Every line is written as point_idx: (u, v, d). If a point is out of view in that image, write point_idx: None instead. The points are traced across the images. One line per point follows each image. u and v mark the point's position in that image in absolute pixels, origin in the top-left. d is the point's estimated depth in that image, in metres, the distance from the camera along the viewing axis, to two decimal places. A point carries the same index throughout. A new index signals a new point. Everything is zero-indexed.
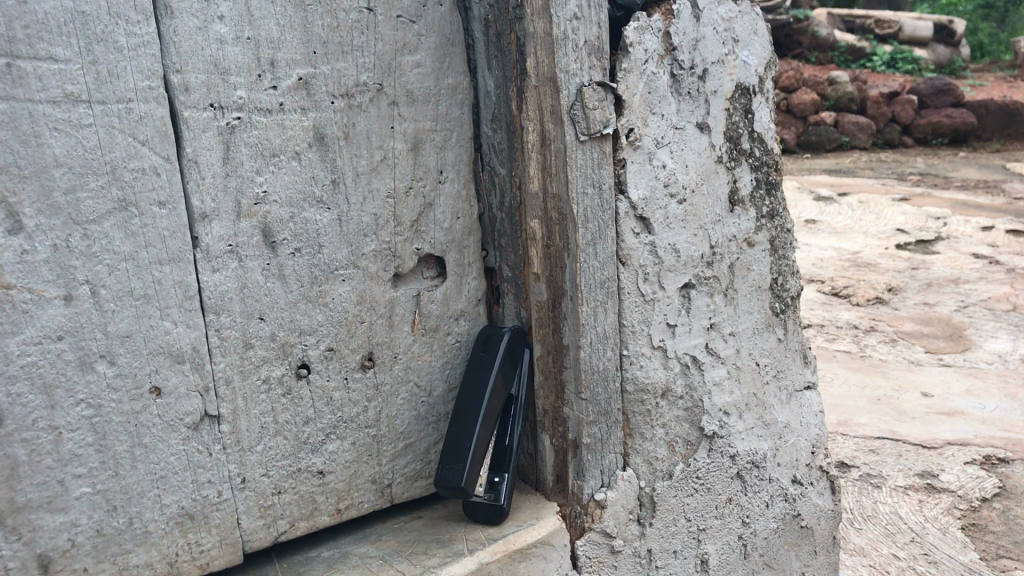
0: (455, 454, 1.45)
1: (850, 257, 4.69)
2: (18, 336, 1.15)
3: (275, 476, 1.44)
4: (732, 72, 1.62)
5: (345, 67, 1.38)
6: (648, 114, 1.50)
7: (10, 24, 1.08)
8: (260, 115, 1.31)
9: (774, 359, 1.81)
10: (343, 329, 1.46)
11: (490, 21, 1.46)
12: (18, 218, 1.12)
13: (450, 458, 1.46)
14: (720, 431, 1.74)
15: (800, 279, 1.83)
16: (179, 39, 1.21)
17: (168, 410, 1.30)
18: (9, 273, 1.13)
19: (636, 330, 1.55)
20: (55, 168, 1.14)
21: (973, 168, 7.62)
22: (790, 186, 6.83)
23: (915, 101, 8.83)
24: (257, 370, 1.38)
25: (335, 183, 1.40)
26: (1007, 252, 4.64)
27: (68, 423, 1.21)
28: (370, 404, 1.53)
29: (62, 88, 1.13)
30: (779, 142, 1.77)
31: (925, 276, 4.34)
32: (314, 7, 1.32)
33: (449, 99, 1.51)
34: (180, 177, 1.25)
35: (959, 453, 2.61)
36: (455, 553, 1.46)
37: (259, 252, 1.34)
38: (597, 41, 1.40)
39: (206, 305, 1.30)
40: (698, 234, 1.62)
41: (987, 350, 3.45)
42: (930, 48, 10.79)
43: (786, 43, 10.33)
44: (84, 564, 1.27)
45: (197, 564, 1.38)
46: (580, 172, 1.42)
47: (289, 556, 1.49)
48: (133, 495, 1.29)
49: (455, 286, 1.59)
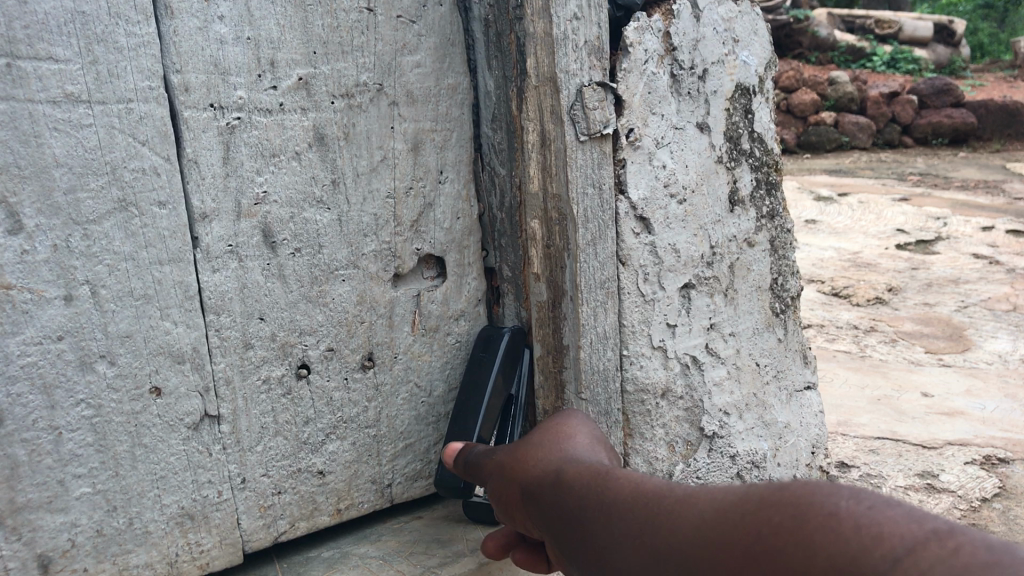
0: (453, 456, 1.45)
1: (850, 258, 4.68)
2: (19, 336, 1.15)
3: (275, 476, 1.44)
4: (732, 72, 1.63)
5: (345, 67, 1.38)
6: (649, 114, 1.50)
7: (10, 24, 1.08)
8: (260, 115, 1.31)
9: (774, 360, 1.81)
10: (343, 329, 1.46)
11: (490, 21, 1.46)
12: (18, 218, 1.12)
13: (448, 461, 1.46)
14: (720, 431, 1.74)
15: (800, 279, 1.83)
16: (179, 39, 1.21)
17: (168, 410, 1.30)
18: (9, 273, 1.13)
19: (636, 330, 1.55)
20: (55, 168, 1.14)
21: (972, 168, 7.62)
22: (790, 186, 6.81)
23: (915, 101, 8.82)
24: (257, 370, 1.38)
25: (335, 183, 1.40)
26: (1007, 252, 4.63)
27: (68, 423, 1.21)
28: (371, 404, 1.53)
29: (62, 88, 1.13)
30: (779, 142, 1.77)
31: (925, 276, 4.33)
32: (314, 8, 1.32)
33: (449, 99, 1.51)
34: (180, 177, 1.25)
35: (959, 453, 2.60)
36: (455, 553, 1.48)
37: (260, 252, 1.34)
38: (597, 41, 1.39)
39: (206, 306, 1.30)
40: (698, 234, 1.62)
41: (987, 351, 3.45)
42: (930, 48, 10.80)
43: (786, 43, 10.33)
44: (84, 564, 1.27)
45: (197, 564, 1.38)
46: (580, 172, 1.42)
47: (289, 555, 1.49)
48: (133, 495, 1.29)
49: (455, 286, 1.59)
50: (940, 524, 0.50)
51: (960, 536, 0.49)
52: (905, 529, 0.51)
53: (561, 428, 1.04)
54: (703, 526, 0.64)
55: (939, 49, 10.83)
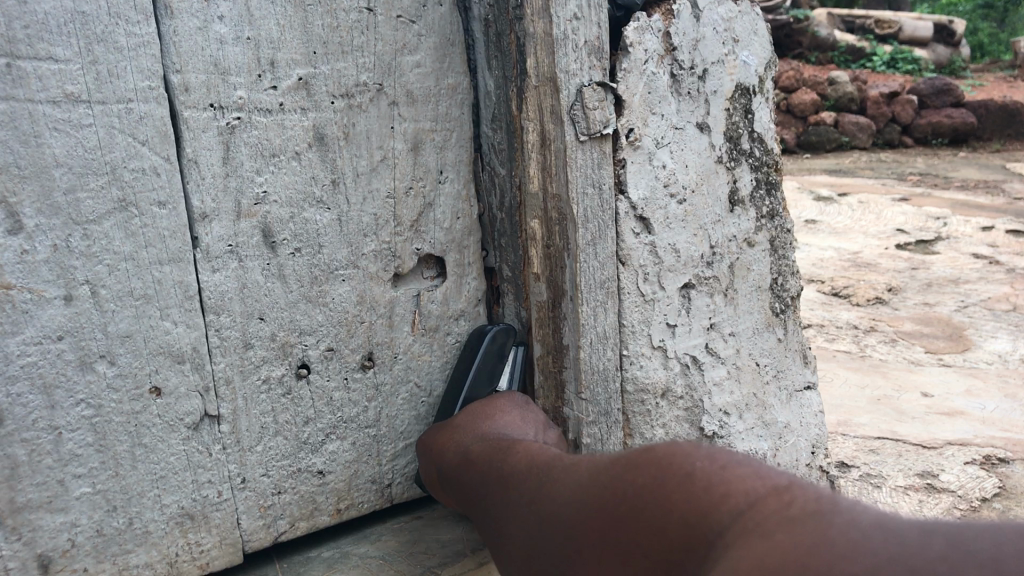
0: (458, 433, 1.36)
1: (850, 257, 4.68)
2: (18, 336, 1.15)
3: (275, 476, 1.44)
4: (732, 72, 1.63)
5: (345, 67, 1.38)
6: (649, 114, 1.50)
7: (10, 24, 1.08)
8: (260, 115, 1.31)
9: (774, 360, 1.81)
10: (342, 329, 1.46)
11: (490, 20, 1.46)
12: (18, 218, 1.12)
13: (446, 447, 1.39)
14: (720, 431, 1.74)
15: (800, 279, 1.83)
16: (179, 39, 1.21)
17: (168, 410, 1.30)
18: (9, 273, 1.13)
19: (636, 330, 1.55)
20: (55, 167, 1.14)
21: (972, 168, 7.61)
22: (790, 186, 6.80)
23: (915, 101, 8.82)
24: (257, 370, 1.38)
25: (335, 183, 1.40)
26: (1008, 252, 4.63)
27: (68, 423, 1.21)
28: (370, 404, 1.53)
29: (62, 88, 1.13)
30: (779, 141, 1.77)
31: (925, 276, 4.33)
32: (314, 8, 1.32)
33: (449, 99, 1.51)
34: (180, 177, 1.25)
35: (959, 453, 2.60)
36: (455, 553, 1.49)
37: (260, 252, 1.34)
38: (597, 41, 1.40)
39: (206, 306, 1.30)
40: (698, 234, 1.62)
41: (987, 351, 3.45)
42: (930, 48, 10.80)
43: (786, 43, 10.33)
44: (84, 564, 1.27)
45: (197, 564, 1.38)
46: (580, 172, 1.42)
47: (289, 555, 1.50)
48: (133, 495, 1.29)
49: (455, 286, 1.59)
50: (780, 481, 0.71)
51: (790, 489, 0.70)
52: (749, 485, 0.72)
53: (493, 407, 1.38)
54: (622, 486, 0.81)
55: (939, 49, 10.82)
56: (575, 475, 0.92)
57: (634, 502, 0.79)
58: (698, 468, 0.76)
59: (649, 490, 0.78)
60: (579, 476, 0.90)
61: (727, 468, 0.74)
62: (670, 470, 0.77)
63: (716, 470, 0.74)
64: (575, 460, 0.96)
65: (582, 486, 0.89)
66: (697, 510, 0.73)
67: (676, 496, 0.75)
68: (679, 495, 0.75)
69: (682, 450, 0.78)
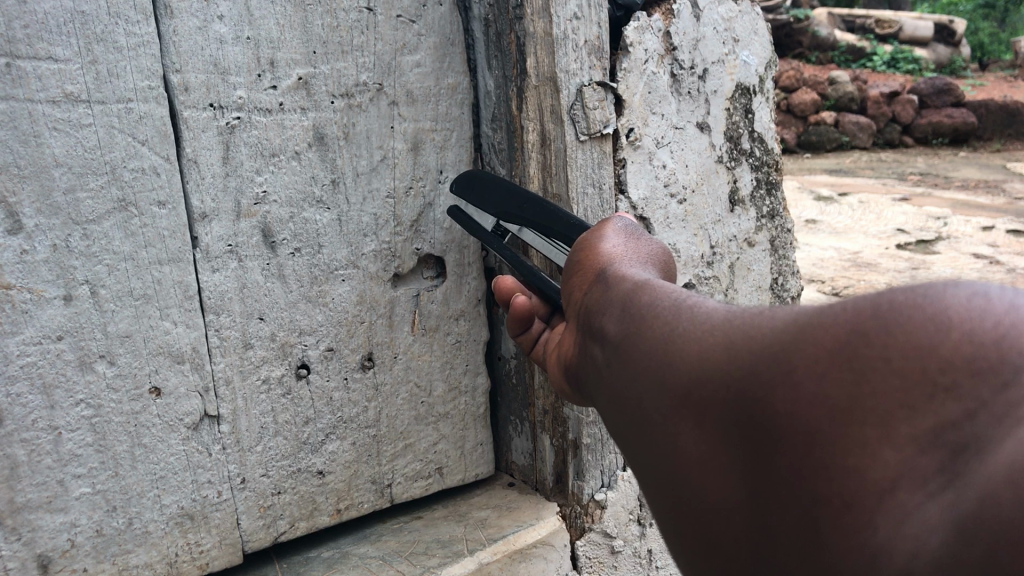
0: (506, 213, 1.30)
1: (850, 258, 4.65)
2: (18, 336, 1.14)
3: (275, 476, 1.44)
4: (732, 72, 1.63)
5: (345, 67, 1.37)
6: (649, 114, 1.49)
7: (10, 24, 1.07)
8: (260, 115, 1.31)
9: None
10: (342, 329, 1.46)
11: (490, 21, 1.46)
12: (18, 218, 1.12)
13: (482, 204, 1.36)
14: None
15: (799, 279, 1.84)
16: (179, 39, 1.21)
17: (168, 410, 1.30)
18: (9, 273, 1.12)
19: None
20: (55, 167, 1.13)
21: (972, 168, 7.59)
22: (790, 185, 6.74)
23: (915, 101, 8.82)
24: (257, 370, 1.38)
25: (335, 183, 1.40)
26: (1009, 250, 4.61)
27: (68, 423, 1.20)
28: (370, 404, 1.53)
29: (62, 88, 1.12)
30: (778, 141, 1.77)
31: (926, 276, 4.29)
32: (314, 7, 1.32)
33: (449, 99, 1.51)
34: (180, 177, 1.25)
35: None
36: (455, 552, 1.49)
37: (259, 252, 1.34)
38: (596, 41, 1.40)
39: (206, 306, 1.30)
40: (698, 234, 1.62)
41: None
42: (930, 48, 10.78)
43: (786, 43, 10.33)
44: (84, 564, 1.27)
45: (197, 564, 1.38)
46: (581, 172, 1.41)
47: (288, 556, 1.49)
48: (133, 495, 1.29)
49: (455, 286, 1.58)
50: None
51: None
52: None
53: (636, 257, 0.89)
54: (836, 321, 0.54)
55: (938, 48, 10.80)
56: (704, 348, 0.62)
57: (866, 343, 0.51)
58: (951, 333, 0.49)
59: (869, 377, 0.51)
60: (714, 353, 0.61)
61: (993, 320, 0.49)
62: (893, 335, 0.50)
63: (979, 331, 0.49)
64: (687, 322, 0.66)
65: (720, 366, 0.60)
66: (965, 402, 0.48)
67: (925, 378, 0.49)
68: (929, 377, 0.49)
69: (915, 301, 0.51)
